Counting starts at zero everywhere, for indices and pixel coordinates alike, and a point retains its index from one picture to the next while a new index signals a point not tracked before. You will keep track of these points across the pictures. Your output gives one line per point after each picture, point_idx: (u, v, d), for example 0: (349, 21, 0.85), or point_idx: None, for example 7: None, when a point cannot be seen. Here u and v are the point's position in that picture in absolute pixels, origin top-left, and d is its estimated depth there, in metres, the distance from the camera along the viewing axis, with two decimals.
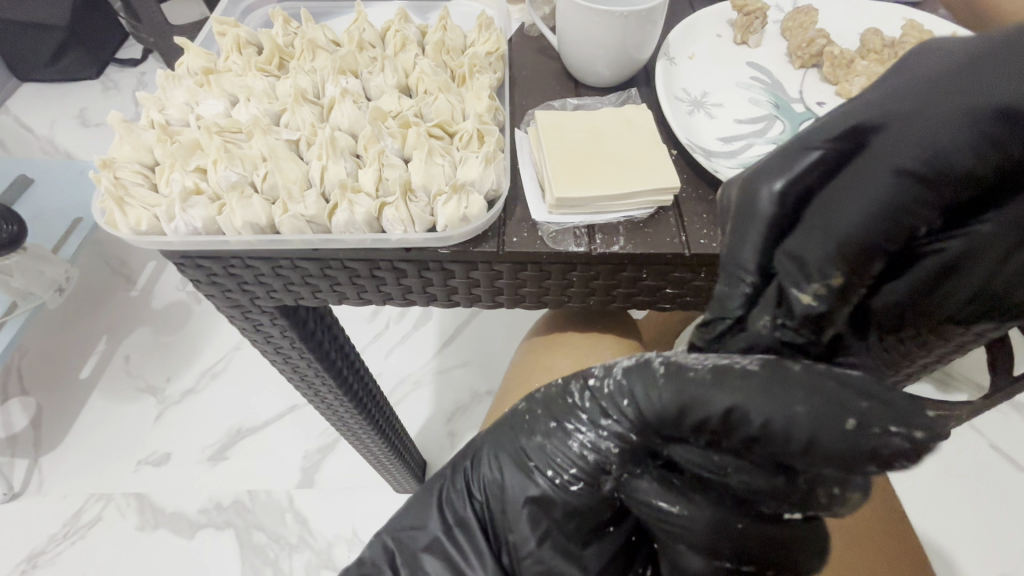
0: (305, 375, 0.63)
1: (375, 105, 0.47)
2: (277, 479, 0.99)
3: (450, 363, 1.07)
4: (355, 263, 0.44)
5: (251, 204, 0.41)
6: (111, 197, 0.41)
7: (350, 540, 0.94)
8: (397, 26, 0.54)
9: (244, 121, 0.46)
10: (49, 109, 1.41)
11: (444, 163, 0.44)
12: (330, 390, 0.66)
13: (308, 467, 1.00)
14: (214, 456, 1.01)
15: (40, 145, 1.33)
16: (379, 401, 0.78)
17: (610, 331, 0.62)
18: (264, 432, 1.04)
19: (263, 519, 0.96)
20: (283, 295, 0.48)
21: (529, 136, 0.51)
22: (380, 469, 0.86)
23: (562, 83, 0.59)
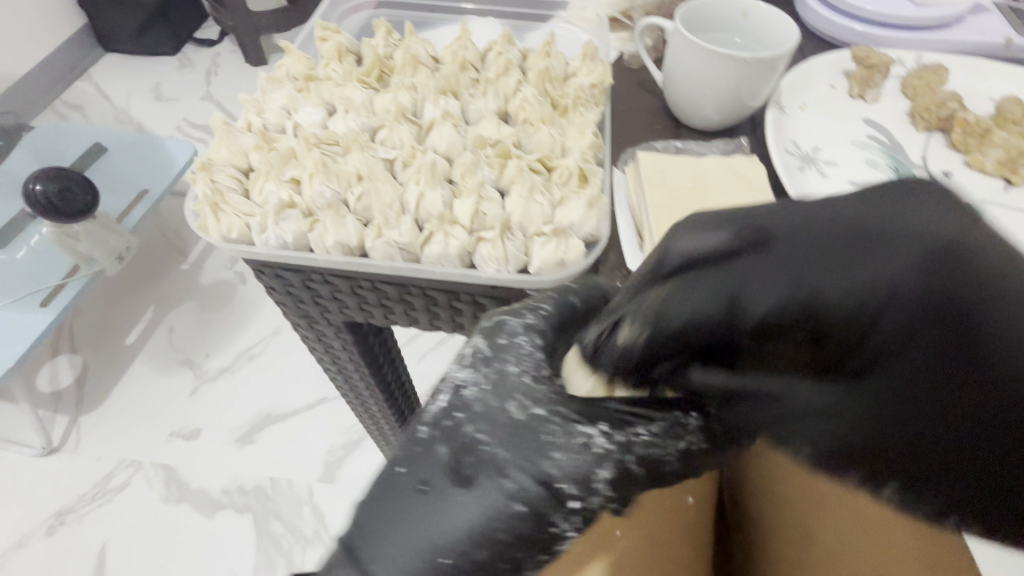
0: (354, 383, 0.62)
1: (475, 132, 0.45)
2: (300, 470, 0.99)
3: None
4: (437, 293, 0.43)
5: (343, 223, 0.39)
6: (207, 202, 0.40)
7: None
8: (500, 47, 0.52)
9: (341, 134, 0.45)
10: (127, 80, 1.45)
11: (543, 201, 0.41)
12: (375, 402, 0.65)
13: (331, 461, 0.99)
14: (242, 438, 1.02)
15: (115, 114, 1.37)
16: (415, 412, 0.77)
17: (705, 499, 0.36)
18: (293, 421, 1.04)
19: (282, 507, 0.95)
20: (355, 311, 0.48)
21: (626, 176, 0.49)
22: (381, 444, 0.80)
23: (662, 121, 0.56)
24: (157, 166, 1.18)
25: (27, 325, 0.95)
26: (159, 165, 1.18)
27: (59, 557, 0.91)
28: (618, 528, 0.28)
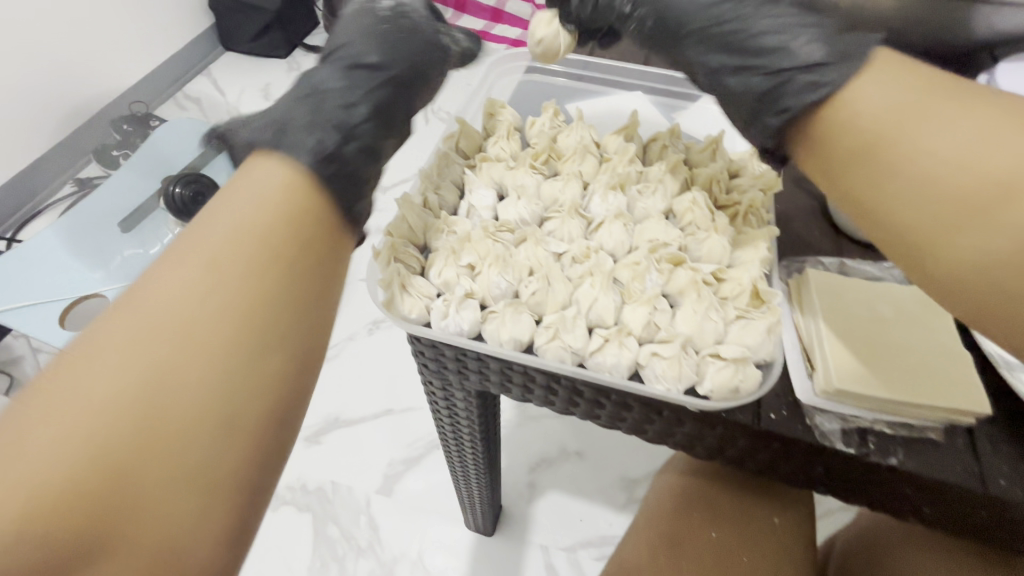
0: (456, 422, 0.64)
1: (644, 233, 0.46)
2: (361, 479, 0.97)
3: (546, 413, 1.05)
4: (588, 389, 0.44)
5: (519, 319, 0.41)
6: (397, 282, 0.42)
7: (415, 563, 0.91)
8: (667, 140, 0.52)
9: (514, 223, 0.46)
10: (242, 77, 1.39)
11: (717, 318, 0.41)
12: (470, 437, 0.67)
13: (390, 475, 0.98)
14: (310, 438, 1.02)
15: (227, 109, 1.33)
16: (493, 453, 0.77)
17: (712, 491, 0.57)
18: (357, 429, 1.03)
19: (340, 512, 0.94)
20: (492, 384, 0.48)
21: (789, 289, 0.47)
22: (460, 484, 0.81)
23: (821, 223, 0.54)
24: None
25: None
26: None
27: None
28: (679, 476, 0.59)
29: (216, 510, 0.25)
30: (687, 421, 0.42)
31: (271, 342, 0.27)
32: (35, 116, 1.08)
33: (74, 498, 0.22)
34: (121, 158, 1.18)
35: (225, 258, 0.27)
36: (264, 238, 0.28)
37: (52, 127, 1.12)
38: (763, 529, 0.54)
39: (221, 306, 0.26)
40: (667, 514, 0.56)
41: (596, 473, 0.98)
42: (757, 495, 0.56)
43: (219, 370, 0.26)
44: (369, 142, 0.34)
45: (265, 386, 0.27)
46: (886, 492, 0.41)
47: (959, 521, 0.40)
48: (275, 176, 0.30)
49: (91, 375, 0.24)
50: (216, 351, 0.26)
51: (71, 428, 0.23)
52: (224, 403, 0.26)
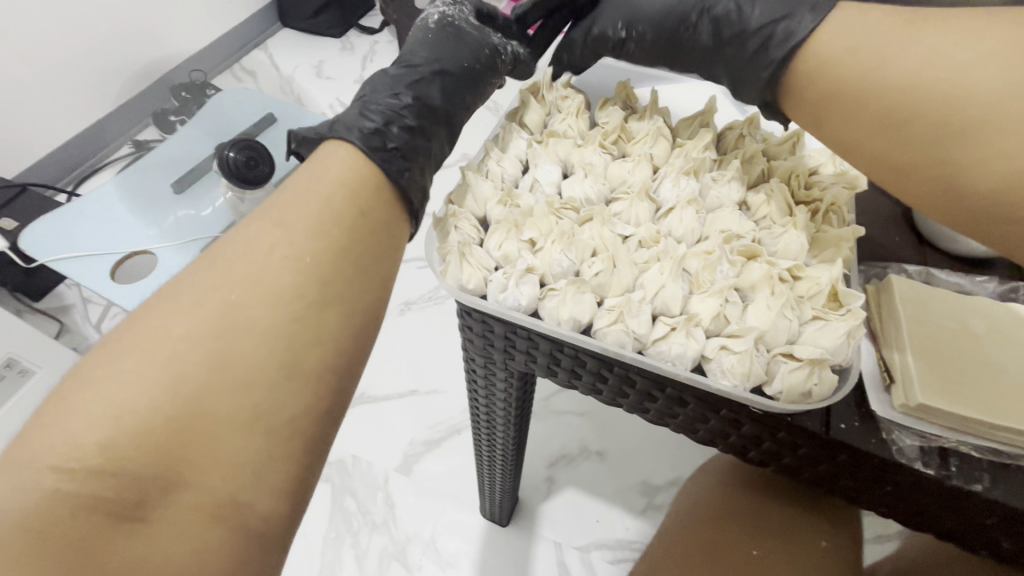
0: (491, 404, 0.63)
1: (715, 223, 0.44)
2: (382, 456, 0.98)
3: (570, 408, 1.03)
4: (641, 377, 0.41)
5: (581, 299, 0.39)
6: (456, 250, 0.41)
7: (427, 544, 0.90)
8: (745, 130, 0.49)
9: (580, 201, 0.45)
10: (297, 52, 1.42)
11: (792, 317, 0.38)
12: (502, 421, 0.66)
13: (410, 454, 0.98)
14: None
15: (280, 84, 1.35)
16: (521, 442, 0.76)
17: (761, 510, 0.53)
18: (381, 406, 1.03)
19: (358, 486, 0.95)
20: (537, 365, 0.46)
21: (868, 295, 0.44)
22: (484, 470, 0.81)
23: (900, 233, 0.50)
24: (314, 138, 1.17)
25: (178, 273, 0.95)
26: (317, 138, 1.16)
27: None
28: (728, 488, 0.56)
29: (277, 451, 0.29)
30: (747, 424, 0.39)
31: (330, 303, 0.32)
32: (104, 75, 1.12)
33: (153, 420, 0.27)
34: (177, 124, 1.21)
35: (285, 223, 0.33)
36: (330, 212, 0.34)
37: (116, 91, 1.15)
38: (806, 550, 0.51)
39: (285, 268, 0.32)
40: (709, 522, 0.53)
41: (617, 475, 0.96)
42: (799, 514, 0.53)
43: (278, 323, 0.30)
44: (410, 122, 0.41)
45: (320, 342, 0.31)
46: (961, 524, 0.38)
47: None
48: (342, 159, 0.37)
49: (174, 319, 0.29)
50: (276, 306, 0.31)
51: (164, 358, 0.28)
52: (284, 355, 0.30)
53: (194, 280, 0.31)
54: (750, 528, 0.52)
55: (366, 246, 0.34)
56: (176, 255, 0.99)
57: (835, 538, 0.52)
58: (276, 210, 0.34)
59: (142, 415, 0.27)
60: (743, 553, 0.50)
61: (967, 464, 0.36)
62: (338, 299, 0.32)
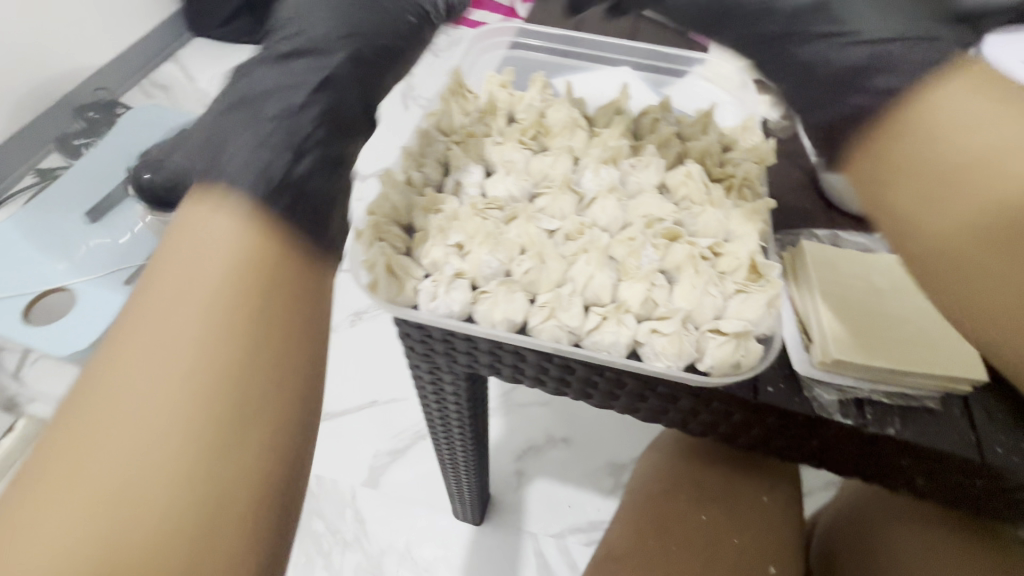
0: (444, 408, 0.62)
1: (639, 209, 0.44)
2: (345, 472, 0.95)
3: (532, 399, 1.03)
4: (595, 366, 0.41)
5: (513, 300, 0.38)
6: (378, 261, 0.39)
7: (402, 554, 0.89)
8: (658, 114, 0.51)
9: (504, 198, 0.44)
10: (210, 61, 1.33)
11: (716, 293, 0.40)
12: (459, 425, 0.65)
13: (376, 466, 0.96)
14: None
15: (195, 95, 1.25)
16: (484, 440, 0.76)
17: (709, 476, 0.56)
18: (340, 422, 1.00)
19: (325, 506, 0.92)
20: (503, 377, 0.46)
21: (788, 264, 0.46)
22: (451, 476, 0.80)
23: (810, 201, 0.53)
24: None
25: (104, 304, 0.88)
26: None
27: None
28: (678, 462, 0.58)
29: (248, 517, 0.26)
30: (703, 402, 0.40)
31: (265, 341, 0.27)
32: None
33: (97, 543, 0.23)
34: (84, 147, 1.12)
35: (191, 263, 0.27)
36: (240, 234, 0.28)
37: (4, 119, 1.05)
38: (755, 509, 0.54)
39: (194, 322, 0.26)
40: (659, 497, 0.55)
41: (584, 458, 0.98)
42: (745, 473, 0.56)
43: (202, 381, 0.25)
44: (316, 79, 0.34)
45: (269, 385, 0.27)
46: (883, 468, 0.41)
47: (954, 490, 0.41)
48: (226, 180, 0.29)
49: (86, 418, 0.24)
50: (193, 370, 0.25)
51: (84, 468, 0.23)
52: (228, 414, 0.25)
53: (100, 361, 0.25)
54: (699, 497, 0.54)
55: (291, 263, 0.29)
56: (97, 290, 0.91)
57: (778, 495, 0.56)
58: (172, 252, 0.27)
59: (82, 542, 0.23)
60: (696, 522, 0.52)
61: (883, 413, 0.39)
62: (271, 332, 0.27)
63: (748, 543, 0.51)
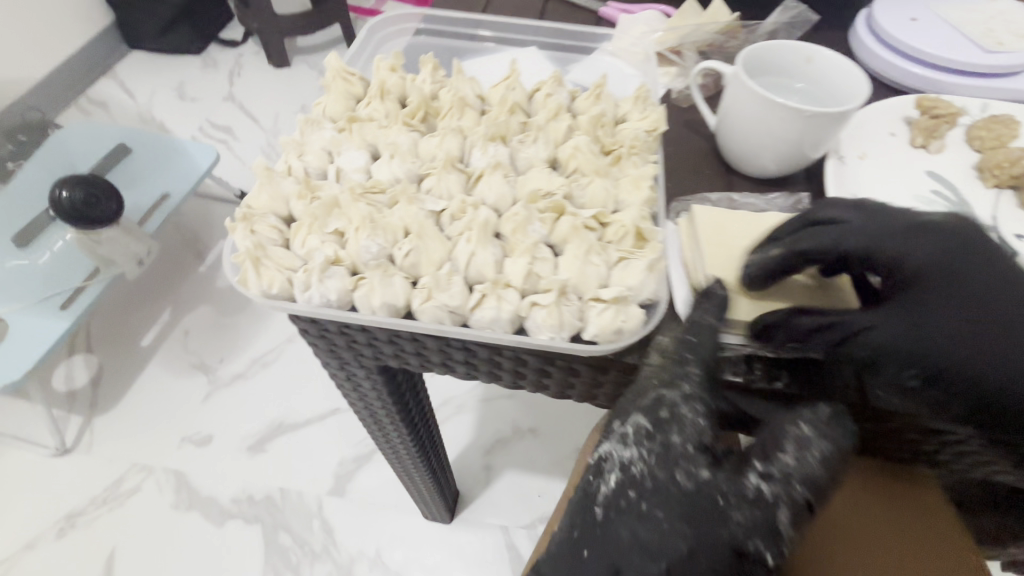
0: (373, 408, 0.61)
1: (526, 184, 0.43)
2: (310, 483, 0.98)
3: (497, 393, 1.04)
4: (697, 453, 0.37)
5: (391, 283, 0.37)
6: (248, 256, 0.38)
7: (373, 561, 0.91)
8: (549, 88, 0.50)
9: (387, 182, 0.43)
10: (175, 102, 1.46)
11: (599, 262, 0.39)
12: (395, 427, 0.65)
13: (342, 475, 0.98)
14: (254, 447, 1.02)
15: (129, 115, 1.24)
16: (433, 436, 0.76)
17: None
18: (302, 433, 1.03)
19: (291, 520, 0.95)
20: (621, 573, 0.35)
21: (680, 228, 0.46)
22: (404, 476, 0.79)
23: (709, 166, 0.54)
24: (182, 169, 1.16)
25: (43, 329, 0.94)
26: (187, 169, 1.16)
27: (68, 558, 0.93)
28: None
29: None
30: (819, 468, 0.34)
31: None
32: None
33: None
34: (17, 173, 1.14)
35: None
36: None
37: None
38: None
39: None
40: None
41: (551, 447, 0.98)
42: None
43: None
44: None
45: None
46: None
47: (852, 436, 0.42)
48: None
49: None
50: None
51: None
52: None
53: None
54: None
55: None
56: (33, 317, 0.95)
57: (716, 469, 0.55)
58: None
59: None
60: None
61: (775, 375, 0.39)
62: None
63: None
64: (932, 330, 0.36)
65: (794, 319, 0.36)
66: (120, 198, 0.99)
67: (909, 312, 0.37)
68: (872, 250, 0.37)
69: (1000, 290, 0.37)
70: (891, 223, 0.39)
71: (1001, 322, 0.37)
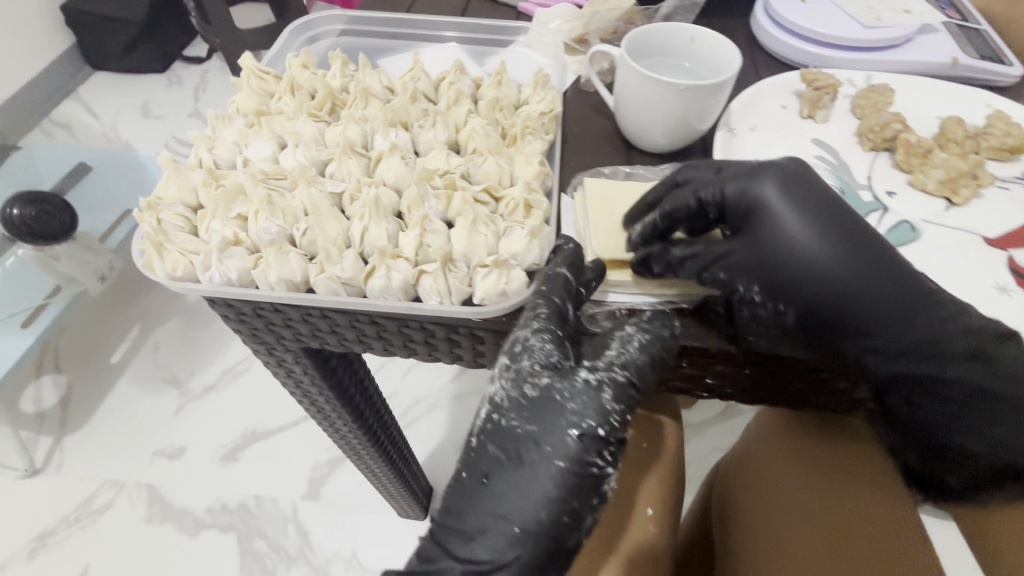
0: (315, 399, 0.62)
1: (423, 164, 0.46)
2: (284, 488, 0.99)
3: (468, 389, 1.07)
4: (568, 393, 0.38)
5: (287, 259, 0.40)
6: (150, 241, 0.40)
7: (349, 560, 0.93)
8: (452, 77, 0.53)
9: (290, 168, 0.46)
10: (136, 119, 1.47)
11: (486, 232, 0.42)
12: (343, 421, 0.66)
13: (315, 478, 1.00)
14: (226, 456, 1.02)
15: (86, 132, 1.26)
16: (392, 430, 0.77)
17: None
18: (275, 439, 1.04)
19: (265, 525, 0.96)
20: (489, 487, 0.38)
21: (576, 202, 0.49)
22: (365, 471, 0.79)
23: (612, 143, 0.57)
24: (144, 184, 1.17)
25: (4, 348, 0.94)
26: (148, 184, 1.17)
27: None
28: None
29: None
30: (641, 353, 0.38)
31: None
32: None
33: None
34: None
35: None
36: None
37: None
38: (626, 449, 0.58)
39: None
40: None
41: None
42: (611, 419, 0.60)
43: None
44: None
45: None
46: (696, 379, 0.44)
47: (739, 382, 0.43)
48: None
49: None
50: None
51: None
52: None
53: None
54: None
55: None
56: None
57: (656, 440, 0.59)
58: None
59: None
60: None
61: None
62: None
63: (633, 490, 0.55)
64: (776, 253, 0.40)
65: (676, 264, 0.41)
66: (75, 216, 0.98)
67: (764, 254, 0.40)
68: (722, 200, 0.42)
69: (827, 207, 0.40)
70: (737, 169, 0.42)
71: (847, 246, 0.39)
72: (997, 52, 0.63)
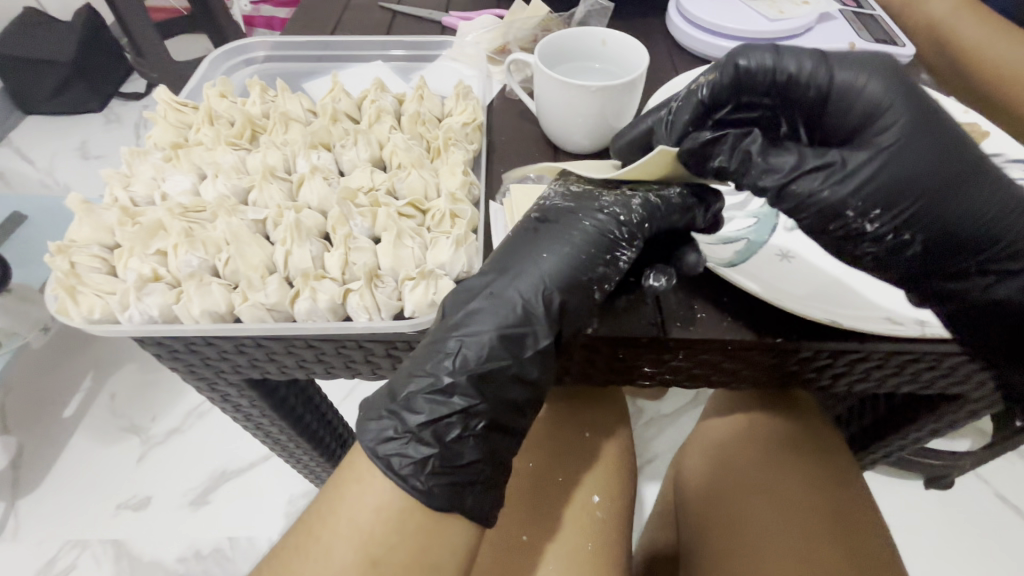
0: (269, 431, 0.61)
1: (345, 183, 0.46)
2: (260, 526, 0.96)
3: None
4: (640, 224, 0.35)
5: (209, 291, 0.39)
6: (62, 286, 0.39)
7: None
8: (373, 95, 0.54)
9: (210, 200, 0.45)
10: (75, 160, 1.42)
11: (412, 245, 0.43)
12: (300, 448, 0.64)
13: (292, 512, 0.97)
14: (196, 500, 0.99)
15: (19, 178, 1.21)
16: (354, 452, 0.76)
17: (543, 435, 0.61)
18: (247, 476, 1.01)
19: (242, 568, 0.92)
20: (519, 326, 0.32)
21: (504, 208, 0.48)
22: None
23: (539, 146, 0.57)
24: None
25: None
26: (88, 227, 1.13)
27: None
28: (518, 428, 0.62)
29: None
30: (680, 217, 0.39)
31: None
32: None
33: None
34: None
35: None
36: None
37: None
38: (568, 444, 0.62)
39: None
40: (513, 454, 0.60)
41: None
42: (564, 422, 0.63)
43: None
44: None
45: None
46: (635, 369, 0.44)
47: (674, 367, 0.44)
48: None
49: None
50: None
51: None
52: None
53: None
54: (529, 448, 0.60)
55: None
56: None
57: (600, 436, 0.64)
58: None
59: None
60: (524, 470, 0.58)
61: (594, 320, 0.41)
62: None
63: (577, 482, 0.59)
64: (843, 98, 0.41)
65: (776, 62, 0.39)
66: (4, 265, 0.93)
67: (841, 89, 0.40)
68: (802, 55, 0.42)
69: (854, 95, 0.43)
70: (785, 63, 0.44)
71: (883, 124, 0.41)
72: (891, 34, 0.67)
